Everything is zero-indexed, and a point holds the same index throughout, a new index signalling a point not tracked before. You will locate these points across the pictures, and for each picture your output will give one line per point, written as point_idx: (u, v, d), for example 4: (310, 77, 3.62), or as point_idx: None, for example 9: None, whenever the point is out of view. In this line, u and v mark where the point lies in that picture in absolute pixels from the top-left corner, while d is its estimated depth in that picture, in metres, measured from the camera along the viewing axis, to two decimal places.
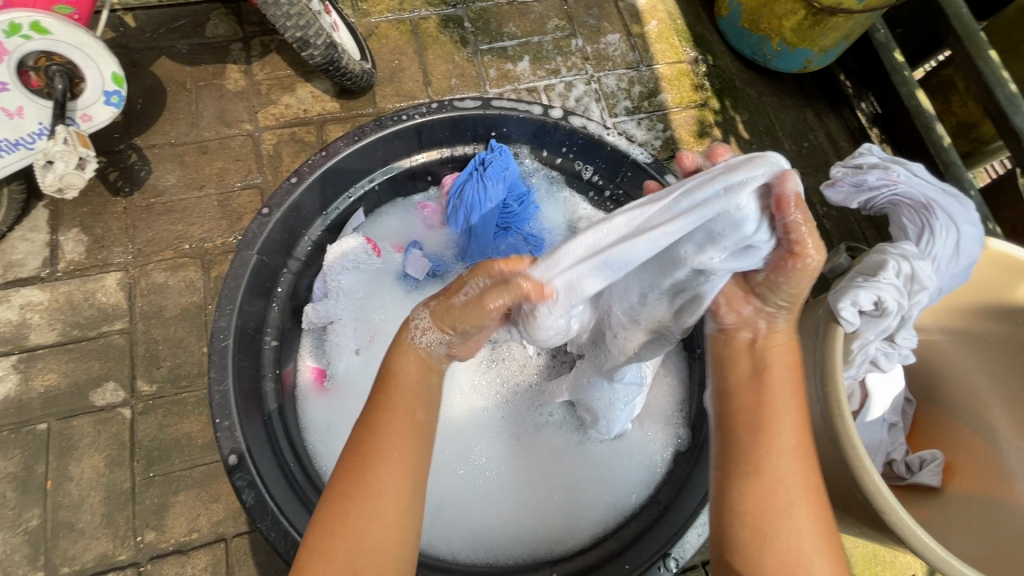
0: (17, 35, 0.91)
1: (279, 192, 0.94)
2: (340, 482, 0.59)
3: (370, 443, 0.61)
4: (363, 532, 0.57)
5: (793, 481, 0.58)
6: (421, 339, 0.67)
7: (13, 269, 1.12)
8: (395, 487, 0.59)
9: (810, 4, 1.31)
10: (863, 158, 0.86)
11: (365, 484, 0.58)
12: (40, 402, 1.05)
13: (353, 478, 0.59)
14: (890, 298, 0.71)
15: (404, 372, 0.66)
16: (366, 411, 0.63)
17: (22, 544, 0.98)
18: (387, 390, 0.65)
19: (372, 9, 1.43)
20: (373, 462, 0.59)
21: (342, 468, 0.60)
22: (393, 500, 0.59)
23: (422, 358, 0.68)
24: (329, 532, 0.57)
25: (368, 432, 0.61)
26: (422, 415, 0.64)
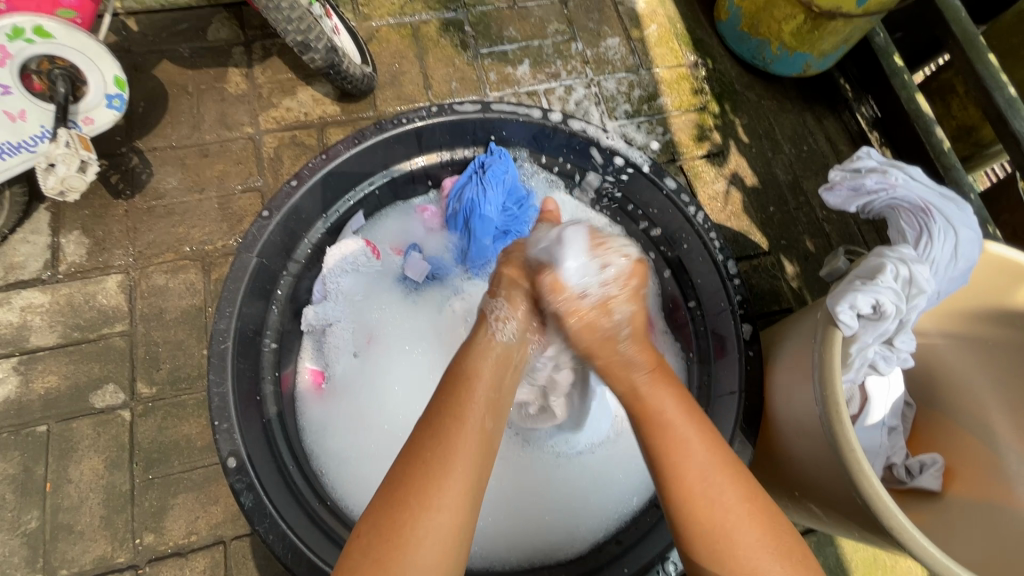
0: (20, 40, 0.91)
1: (280, 195, 0.94)
2: (407, 489, 0.60)
3: (443, 450, 0.62)
4: (421, 543, 0.57)
5: (689, 447, 0.67)
6: (501, 329, 0.77)
7: (14, 271, 1.12)
8: (458, 493, 0.60)
9: (809, 8, 1.32)
10: (862, 161, 0.85)
11: (432, 493, 0.59)
12: (40, 404, 1.05)
13: (418, 482, 0.60)
14: (889, 302, 0.70)
15: (479, 374, 0.71)
16: (438, 416, 0.66)
17: (20, 546, 0.98)
18: (462, 398, 0.67)
19: (373, 13, 1.44)
20: (451, 467, 0.61)
21: (410, 471, 0.61)
22: (455, 513, 0.59)
23: (492, 364, 0.73)
24: (389, 534, 0.57)
25: (443, 438, 0.63)
26: (490, 425, 0.68)
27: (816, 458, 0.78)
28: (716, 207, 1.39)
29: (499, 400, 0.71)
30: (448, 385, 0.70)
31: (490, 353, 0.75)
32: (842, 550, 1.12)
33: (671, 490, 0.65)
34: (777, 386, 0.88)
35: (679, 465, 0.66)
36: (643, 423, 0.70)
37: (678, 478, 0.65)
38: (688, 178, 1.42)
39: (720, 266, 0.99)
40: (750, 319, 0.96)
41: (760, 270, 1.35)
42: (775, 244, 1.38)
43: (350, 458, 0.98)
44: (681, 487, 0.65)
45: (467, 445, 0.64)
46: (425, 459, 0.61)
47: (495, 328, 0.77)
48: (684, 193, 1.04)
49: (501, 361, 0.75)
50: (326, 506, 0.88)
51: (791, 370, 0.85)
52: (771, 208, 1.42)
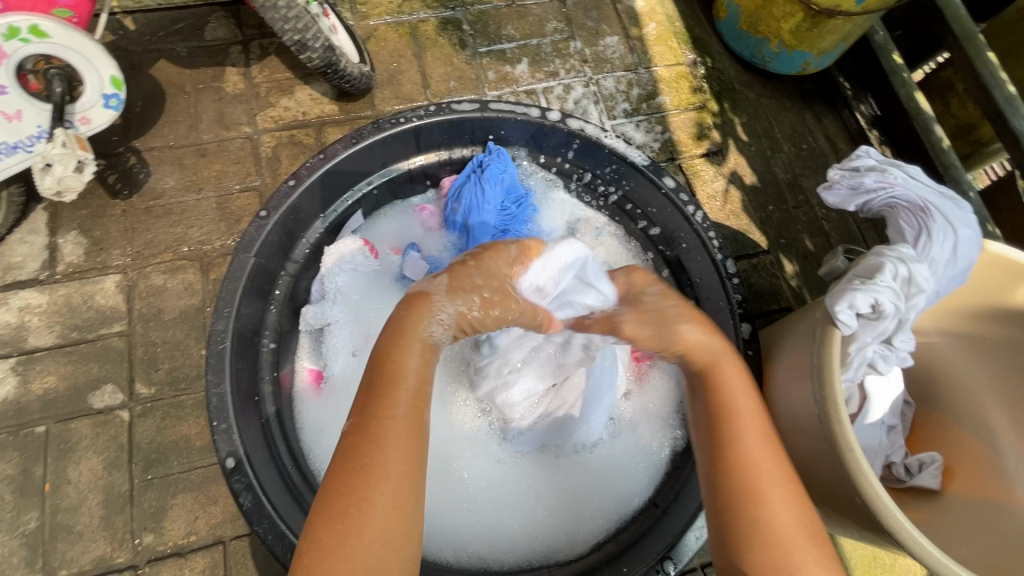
0: (15, 39, 0.91)
1: (278, 195, 0.94)
2: (343, 492, 0.58)
3: (373, 451, 0.59)
4: (366, 551, 0.55)
5: (759, 450, 0.67)
6: (439, 332, 0.69)
7: (12, 271, 1.12)
8: (391, 497, 0.58)
9: (808, 6, 1.32)
10: (861, 159, 0.85)
11: (366, 497, 0.57)
12: (38, 404, 1.05)
13: (349, 488, 0.58)
14: (887, 301, 0.70)
15: (403, 363, 0.65)
16: (362, 415, 0.62)
17: (19, 547, 0.98)
18: (395, 393, 0.63)
19: (371, 12, 1.43)
20: (381, 470, 0.59)
21: (343, 474, 0.59)
22: (395, 514, 0.58)
23: (418, 354, 0.67)
24: (327, 544, 0.56)
25: (367, 439, 0.60)
26: (419, 417, 0.63)
27: (814, 458, 0.78)
28: (716, 206, 1.39)
29: (425, 390, 0.65)
30: (372, 376, 0.65)
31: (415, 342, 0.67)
32: (841, 549, 1.12)
33: (733, 484, 0.66)
34: (774, 385, 0.88)
35: (750, 463, 0.66)
36: (721, 421, 0.71)
37: (746, 473, 0.66)
38: (686, 177, 1.42)
39: (718, 265, 1.00)
40: (749, 318, 0.97)
41: (759, 269, 1.34)
42: (774, 243, 1.38)
43: None
44: (748, 484, 0.65)
45: (404, 443, 0.61)
46: (362, 463, 0.59)
47: (430, 326, 0.68)
48: (683, 192, 1.04)
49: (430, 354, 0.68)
50: None
51: (789, 370, 0.85)
52: (770, 207, 1.42)
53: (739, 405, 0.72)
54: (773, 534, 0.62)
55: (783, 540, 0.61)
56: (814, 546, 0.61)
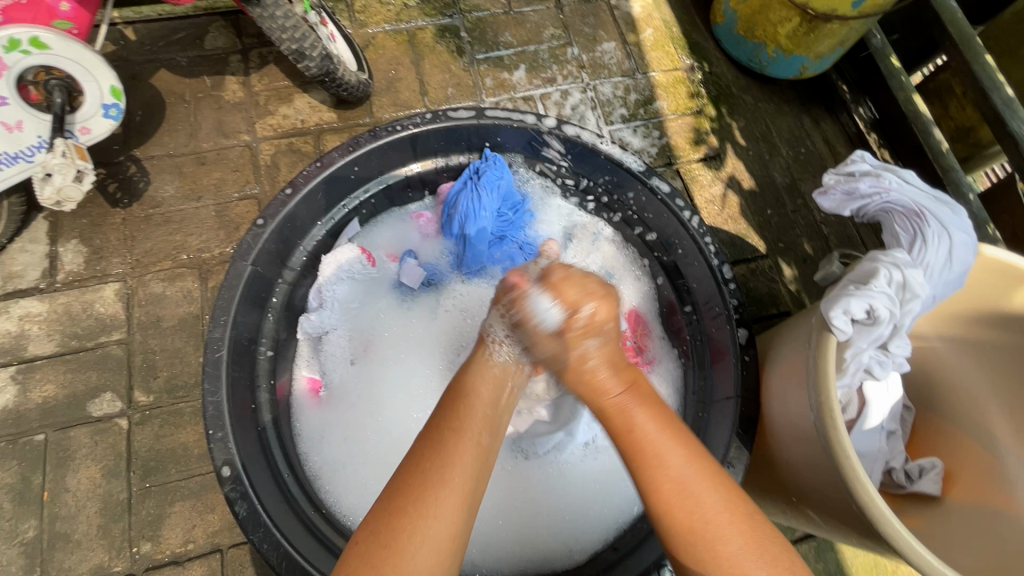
0: (16, 51, 0.92)
1: (274, 203, 0.94)
2: (408, 495, 0.62)
3: (441, 461, 0.65)
4: (416, 550, 0.59)
5: (667, 451, 0.68)
6: (501, 353, 0.80)
7: (12, 280, 1.13)
8: (448, 515, 0.62)
9: (804, 10, 1.32)
10: (856, 165, 0.81)
11: (430, 502, 0.62)
12: (38, 413, 1.05)
13: (416, 490, 0.63)
14: (883, 307, 0.67)
15: (477, 393, 0.74)
16: (438, 427, 0.69)
17: (18, 556, 0.98)
18: (461, 414, 0.71)
19: (369, 20, 1.44)
20: (448, 478, 0.64)
21: (411, 483, 0.63)
22: (449, 523, 0.62)
23: (489, 384, 0.76)
24: (387, 541, 0.59)
25: (439, 450, 0.66)
26: (486, 441, 0.71)
27: (812, 462, 0.77)
28: (713, 210, 1.39)
29: (494, 417, 0.74)
30: (446, 399, 0.74)
31: (487, 372, 0.78)
32: (842, 555, 1.11)
33: (651, 500, 0.66)
34: (772, 390, 0.87)
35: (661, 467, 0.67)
36: (635, 454, 0.68)
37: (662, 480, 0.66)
38: (684, 181, 1.41)
39: (715, 271, 0.98)
40: (746, 323, 0.95)
41: (758, 273, 1.34)
42: (773, 248, 1.38)
43: (344, 466, 0.97)
44: (666, 488, 0.65)
45: (468, 460, 0.66)
46: (432, 479, 0.63)
47: (493, 350, 0.80)
48: (678, 198, 1.03)
49: (497, 382, 0.77)
50: (320, 514, 0.87)
51: (786, 375, 0.83)
52: (769, 211, 1.42)
53: (632, 414, 0.71)
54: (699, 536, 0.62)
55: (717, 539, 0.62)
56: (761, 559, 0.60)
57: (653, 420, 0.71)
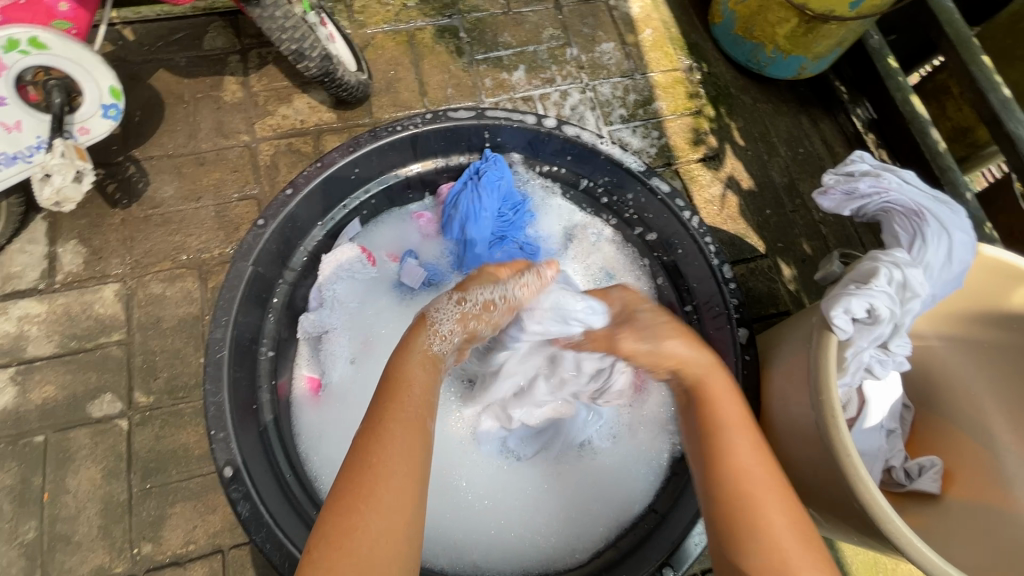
0: (14, 51, 0.92)
1: (275, 203, 0.94)
2: (351, 491, 0.59)
3: (378, 451, 0.62)
4: (370, 546, 0.56)
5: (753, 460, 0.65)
6: (437, 343, 0.77)
7: (11, 281, 1.12)
8: (396, 507, 0.59)
9: (802, 11, 1.33)
10: (855, 164, 0.81)
11: (371, 492, 0.59)
12: (38, 414, 1.05)
13: (353, 483, 0.59)
14: (884, 306, 0.67)
15: (408, 375, 0.71)
16: (371, 415, 0.66)
17: (18, 557, 0.97)
18: (399, 399, 0.67)
19: (369, 20, 1.44)
20: (387, 469, 0.61)
21: (353, 475, 0.60)
22: (398, 515, 0.59)
23: (422, 369, 0.73)
24: (336, 538, 0.56)
25: (377, 440, 0.63)
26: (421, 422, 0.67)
27: (813, 461, 0.77)
28: (712, 210, 1.39)
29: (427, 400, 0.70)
30: (382, 386, 0.70)
31: (419, 356, 0.75)
32: (842, 553, 1.11)
33: (720, 482, 0.64)
34: (773, 390, 0.87)
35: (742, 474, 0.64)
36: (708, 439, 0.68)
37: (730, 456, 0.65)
38: (683, 181, 1.42)
39: (715, 270, 0.99)
40: (747, 323, 0.96)
41: (757, 273, 1.34)
42: (772, 247, 1.38)
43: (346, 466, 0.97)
44: (743, 483, 0.63)
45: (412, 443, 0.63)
46: (372, 467, 0.60)
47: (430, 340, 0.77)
48: (678, 198, 1.03)
49: (431, 365, 0.75)
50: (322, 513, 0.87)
51: (788, 374, 0.83)
52: (768, 211, 1.42)
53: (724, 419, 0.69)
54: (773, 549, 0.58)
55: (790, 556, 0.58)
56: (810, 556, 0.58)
57: (736, 410, 0.70)
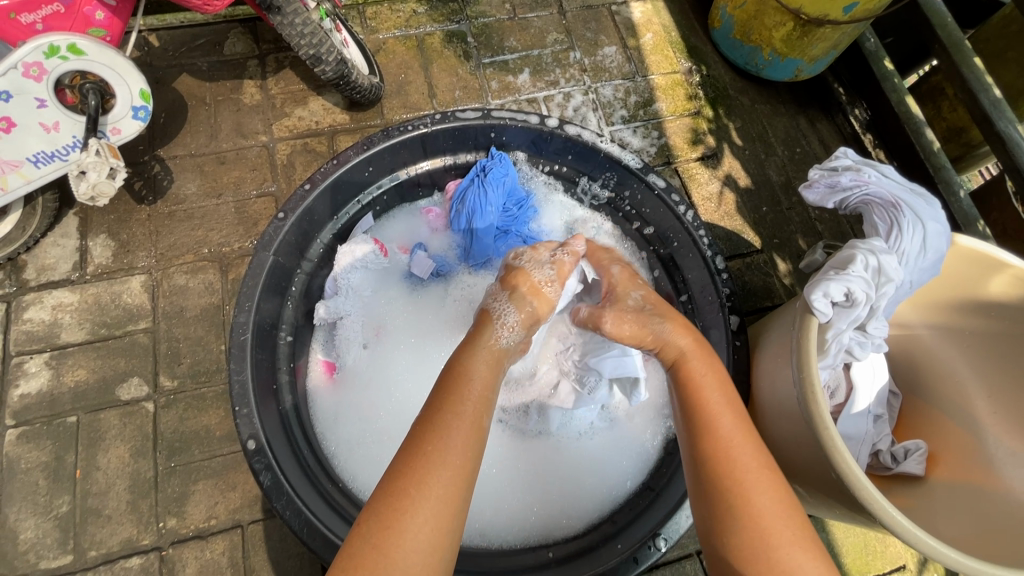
0: (55, 57, 0.98)
1: (294, 198, 1.00)
2: (407, 476, 0.61)
3: (440, 443, 0.64)
4: (419, 529, 0.58)
5: (739, 442, 0.68)
6: (506, 336, 0.83)
7: (46, 272, 1.19)
8: (448, 497, 0.61)
9: (798, 15, 1.38)
10: (839, 160, 0.87)
11: (429, 480, 0.61)
12: (71, 395, 1.12)
13: (416, 469, 0.62)
14: (860, 290, 0.72)
15: (474, 371, 0.74)
16: (438, 408, 0.68)
17: (53, 529, 1.04)
18: (460, 391, 0.70)
19: (380, 26, 1.51)
20: (447, 460, 0.63)
21: (410, 462, 0.62)
22: (448, 503, 0.61)
23: (485, 365, 0.76)
24: (387, 522, 0.58)
25: (441, 431, 0.65)
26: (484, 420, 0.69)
27: (797, 438, 0.82)
28: (710, 207, 1.44)
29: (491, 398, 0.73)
30: (444, 378, 0.73)
31: (484, 354, 0.78)
32: (833, 535, 1.15)
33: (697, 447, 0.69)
34: (761, 372, 0.92)
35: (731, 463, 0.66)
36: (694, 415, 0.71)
37: (715, 431, 0.68)
38: (682, 179, 1.47)
39: (708, 262, 1.04)
40: (738, 311, 1.00)
41: (752, 267, 1.39)
42: (768, 243, 1.43)
43: (358, 443, 1.03)
44: (728, 457, 0.66)
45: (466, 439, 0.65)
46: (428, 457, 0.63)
47: (500, 333, 0.82)
48: (674, 192, 1.08)
49: (494, 361, 0.78)
50: (336, 486, 0.92)
51: (774, 357, 0.88)
52: (764, 208, 1.47)
53: (707, 392, 0.73)
54: (756, 528, 0.60)
55: (773, 537, 0.60)
56: (794, 529, 0.61)
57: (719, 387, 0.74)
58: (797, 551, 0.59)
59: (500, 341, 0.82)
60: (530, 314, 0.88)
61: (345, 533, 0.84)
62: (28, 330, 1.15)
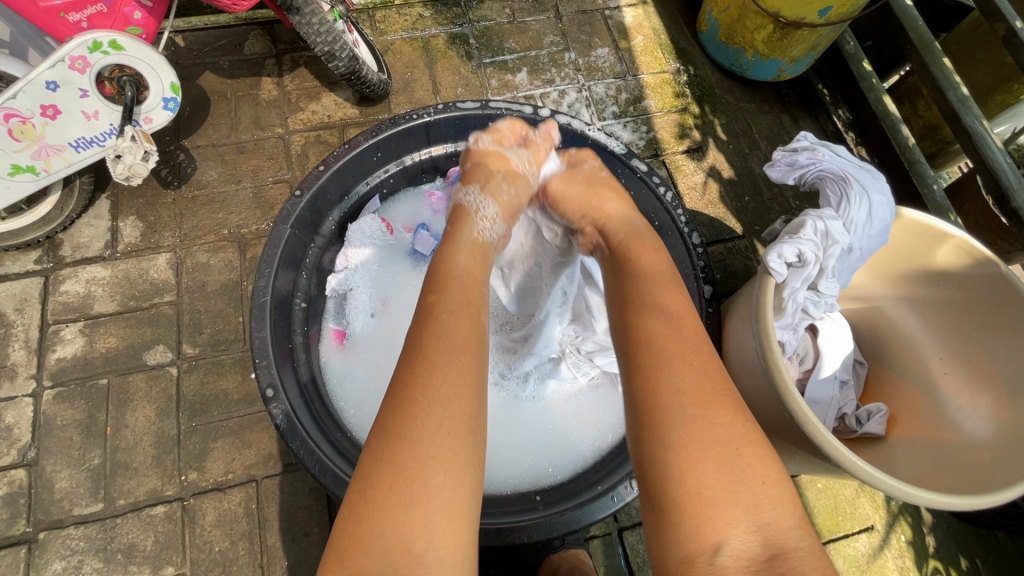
0: (98, 52, 1.09)
1: (309, 177, 1.09)
2: (405, 383, 0.58)
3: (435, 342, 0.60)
4: (430, 432, 0.54)
5: (683, 338, 0.60)
6: (486, 228, 0.80)
7: (80, 249, 1.30)
8: (456, 398, 0.57)
9: (776, 18, 1.48)
10: (799, 142, 0.97)
11: (428, 382, 0.57)
12: (102, 360, 1.22)
13: (411, 375, 0.58)
14: (810, 251, 0.82)
15: (457, 267, 0.70)
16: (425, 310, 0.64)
17: (85, 479, 1.13)
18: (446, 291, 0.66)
19: (389, 28, 1.63)
20: (443, 361, 0.58)
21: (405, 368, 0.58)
22: (456, 405, 0.56)
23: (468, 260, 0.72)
24: (396, 429, 0.54)
25: (432, 333, 0.61)
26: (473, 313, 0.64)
27: (760, 391, 0.91)
28: (695, 196, 1.54)
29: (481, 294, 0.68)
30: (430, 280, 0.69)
31: (463, 247, 0.75)
32: (806, 498, 1.23)
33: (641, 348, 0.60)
34: (730, 336, 1.01)
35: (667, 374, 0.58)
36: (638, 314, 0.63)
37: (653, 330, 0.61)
38: (669, 171, 1.57)
39: (685, 238, 1.14)
40: (711, 281, 1.10)
41: (734, 251, 1.48)
42: (749, 230, 1.52)
43: (366, 401, 1.13)
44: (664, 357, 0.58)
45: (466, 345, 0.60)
46: (424, 358, 0.59)
47: (480, 226, 0.79)
48: (655, 175, 1.18)
49: (475, 249, 0.75)
50: (344, 436, 1.02)
51: (740, 321, 0.97)
52: (746, 198, 1.56)
53: (655, 290, 0.66)
54: (686, 435, 0.53)
55: (702, 440, 0.52)
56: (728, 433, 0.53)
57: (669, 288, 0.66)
58: (751, 459, 0.52)
59: (481, 234, 0.78)
60: (507, 206, 0.86)
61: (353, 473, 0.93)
62: (64, 301, 1.26)
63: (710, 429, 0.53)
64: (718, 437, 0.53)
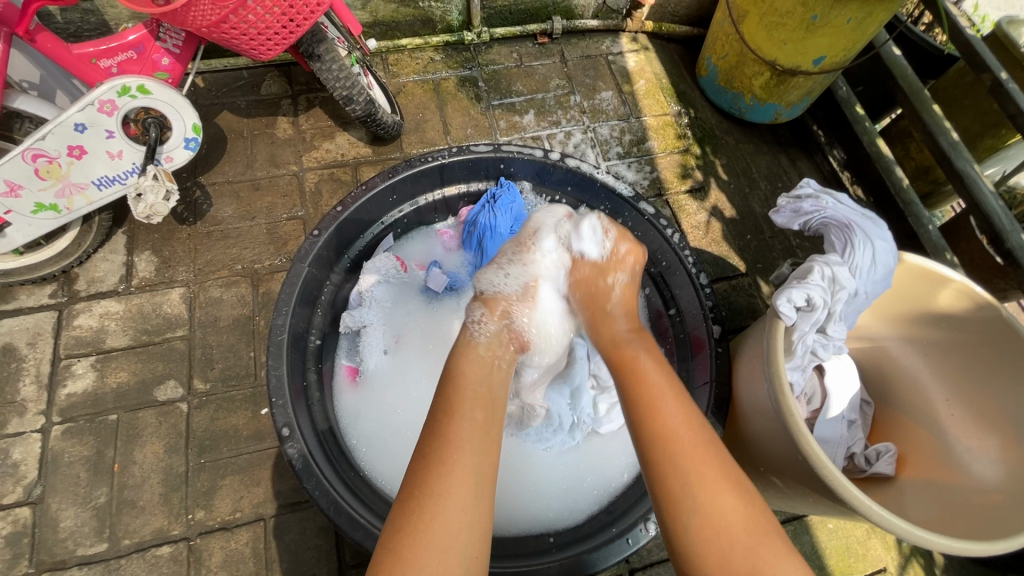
0: (126, 95, 1.14)
1: (327, 217, 1.12)
2: (428, 476, 0.69)
3: (449, 443, 0.72)
4: (448, 520, 0.65)
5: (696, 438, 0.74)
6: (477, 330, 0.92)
7: (95, 284, 1.32)
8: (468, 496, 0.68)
9: (773, 66, 1.55)
10: (802, 189, 1.02)
11: (450, 478, 0.68)
12: (112, 395, 1.22)
13: (437, 467, 0.70)
14: (818, 297, 0.86)
15: (466, 374, 0.83)
16: (439, 414, 0.76)
17: (90, 518, 1.12)
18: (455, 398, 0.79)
19: (401, 71, 1.69)
20: (456, 458, 0.70)
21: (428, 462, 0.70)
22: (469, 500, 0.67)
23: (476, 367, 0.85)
24: (417, 514, 0.66)
25: (449, 435, 0.73)
26: (483, 415, 0.77)
27: (772, 433, 0.92)
28: (698, 234, 1.58)
29: (488, 393, 0.81)
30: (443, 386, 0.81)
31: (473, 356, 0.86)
32: (817, 538, 1.23)
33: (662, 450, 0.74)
34: (740, 375, 1.02)
35: (669, 474, 0.70)
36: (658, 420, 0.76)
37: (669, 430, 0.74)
38: (672, 210, 1.61)
39: (693, 279, 1.16)
40: (720, 321, 1.13)
41: (738, 289, 1.51)
42: (752, 268, 1.56)
43: (379, 438, 1.13)
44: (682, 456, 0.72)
45: (471, 437, 0.73)
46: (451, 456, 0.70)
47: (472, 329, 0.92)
48: (662, 218, 1.22)
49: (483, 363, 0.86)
50: (357, 475, 1.02)
51: (751, 362, 0.99)
52: (748, 236, 1.60)
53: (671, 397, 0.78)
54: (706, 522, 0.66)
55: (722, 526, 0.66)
56: (742, 525, 0.67)
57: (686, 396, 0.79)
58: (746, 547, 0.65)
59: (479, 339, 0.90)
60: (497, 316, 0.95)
61: (367, 514, 0.93)
62: (77, 335, 1.27)
63: (723, 518, 0.67)
64: (728, 520, 0.67)
